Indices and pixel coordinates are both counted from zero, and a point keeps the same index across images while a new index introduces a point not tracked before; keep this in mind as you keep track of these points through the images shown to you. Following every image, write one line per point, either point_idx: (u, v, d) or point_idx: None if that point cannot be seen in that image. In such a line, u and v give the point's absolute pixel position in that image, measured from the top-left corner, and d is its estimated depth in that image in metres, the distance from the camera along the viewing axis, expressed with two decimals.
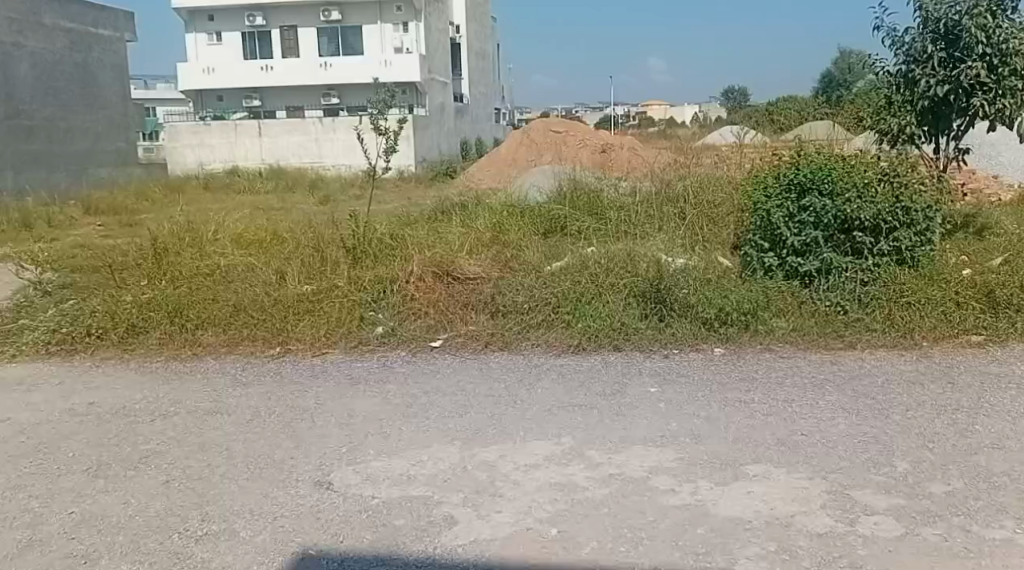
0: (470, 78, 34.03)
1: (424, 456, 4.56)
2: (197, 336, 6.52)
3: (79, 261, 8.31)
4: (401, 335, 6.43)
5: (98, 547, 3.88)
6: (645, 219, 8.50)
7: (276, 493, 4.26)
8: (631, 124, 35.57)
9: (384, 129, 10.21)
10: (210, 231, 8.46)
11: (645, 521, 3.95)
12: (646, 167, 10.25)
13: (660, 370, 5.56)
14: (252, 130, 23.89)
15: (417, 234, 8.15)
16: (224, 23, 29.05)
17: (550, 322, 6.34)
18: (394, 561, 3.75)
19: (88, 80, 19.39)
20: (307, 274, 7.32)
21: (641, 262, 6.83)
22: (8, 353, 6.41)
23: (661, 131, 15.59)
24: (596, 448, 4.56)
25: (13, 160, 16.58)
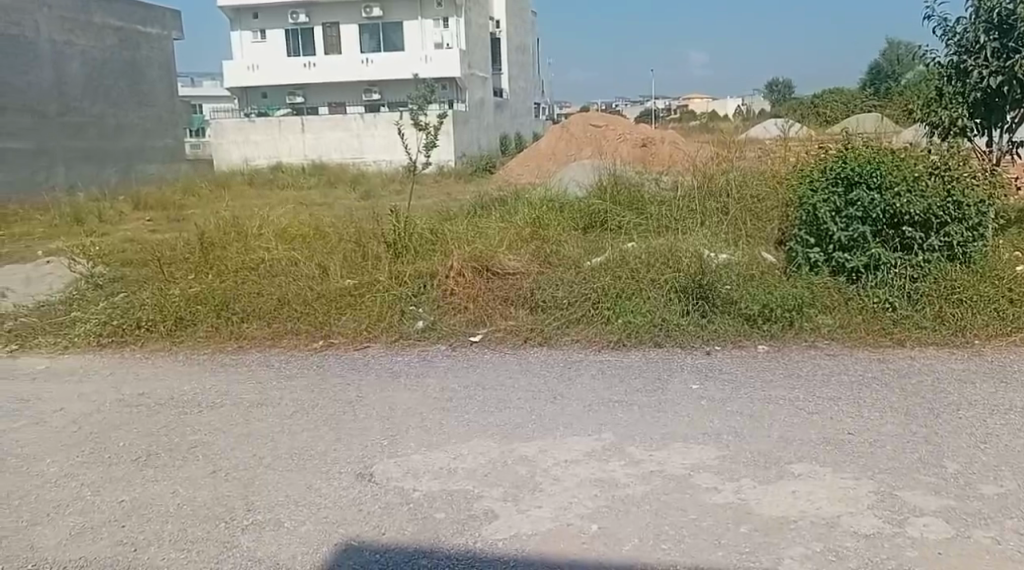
0: (510, 73, 34.00)
1: (464, 450, 4.56)
2: (242, 329, 6.61)
3: (128, 256, 8.47)
4: (442, 329, 6.45)
5: (147, 536, 3.94)
6: (686, 214, 8.42)
7: (320, 485, 4.29)
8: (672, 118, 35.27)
9: (424, 124, 10.24)
10: (255, 226, 8.55)
11: (688, 519, 3.91)
12: (687, 162, 10.14)
13: (702, 367, 5.50)
14: (295, 126, 24.15)
15: (456, 229, 8.15)
16: (268, 21, 29.43)
17: (590, 317, 6.30)
18: (435, 554, 3.76)
19: (137, 77, 19.75)
20: (349, 270, 7.38)
21: (683, 257, 6.75)
22: (62, 343, 6.55)
23: (703, 125, 15.43)
24: (637, 445, 4.53)
25: (64, 156, 16.95)
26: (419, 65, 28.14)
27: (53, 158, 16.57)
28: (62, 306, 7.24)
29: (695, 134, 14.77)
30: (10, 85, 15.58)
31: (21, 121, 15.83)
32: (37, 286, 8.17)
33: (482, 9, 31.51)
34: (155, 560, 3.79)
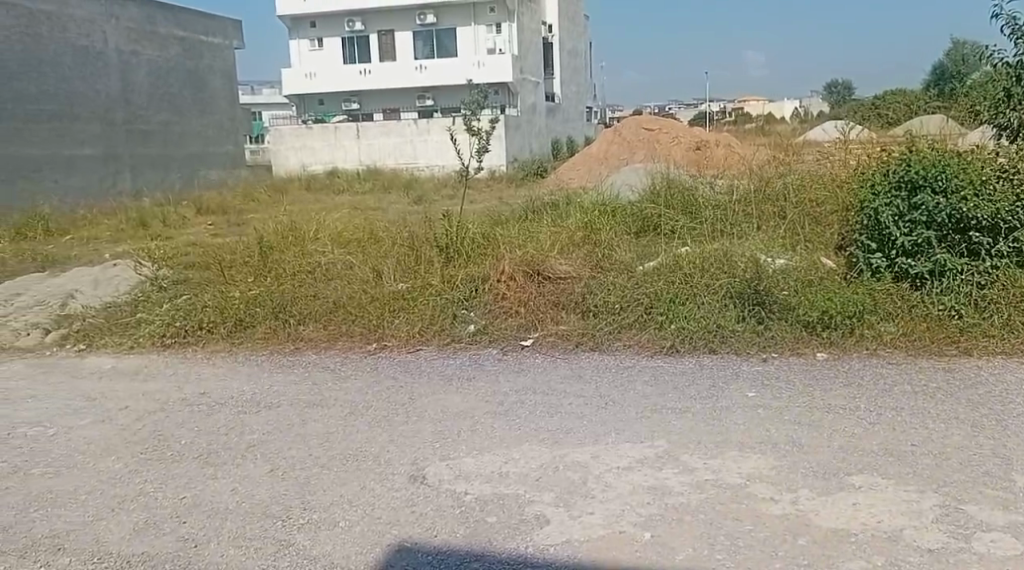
0: (562, 78, 33.97)
1: (515, 453, 4.54)
2: (298, 331, 6.69)
3: (191, 261, 8.66)
4: (493, 333, 6.43)
5: (207, 532, 4.00)
6: (741, 220, 8.30)
7: (373, 486, 4.31)
8: (727, 121, 34.89)
9: (477, 129, 10.26)
10: (311, 230, 8.67)
11: (744, 529, 3.84)
12: (742, 165, 10.00)
13: (758, 374, 5.40)
14: (350, 131, 24.45)
15: (508, 233, 8.14)
16: (325, 29, 29.95)
17: (643, 322, 6.24)
18: (487, 558, 3.75)
19: (201, 84, 20.17)
20: (402, 273, 7.43)
21: (738, 262, 6.64)
22: (127, 343, 6.70)
23: (759, 128, 15.21)
24: (691, 453, 4.45)
25: (130, 162, 17.40)
26: (472, 70, 28.07)
27: (119, 163, 17.02)
28: (128, 307, 7.41)
29: (750, 137, 14.58)
30: (79, 93, 16.06)
31: (90, 128, 16.30)
32: (104, 287, 8.38)
33: (535, 13, 31.55)
34: (214, 556, 3.84)
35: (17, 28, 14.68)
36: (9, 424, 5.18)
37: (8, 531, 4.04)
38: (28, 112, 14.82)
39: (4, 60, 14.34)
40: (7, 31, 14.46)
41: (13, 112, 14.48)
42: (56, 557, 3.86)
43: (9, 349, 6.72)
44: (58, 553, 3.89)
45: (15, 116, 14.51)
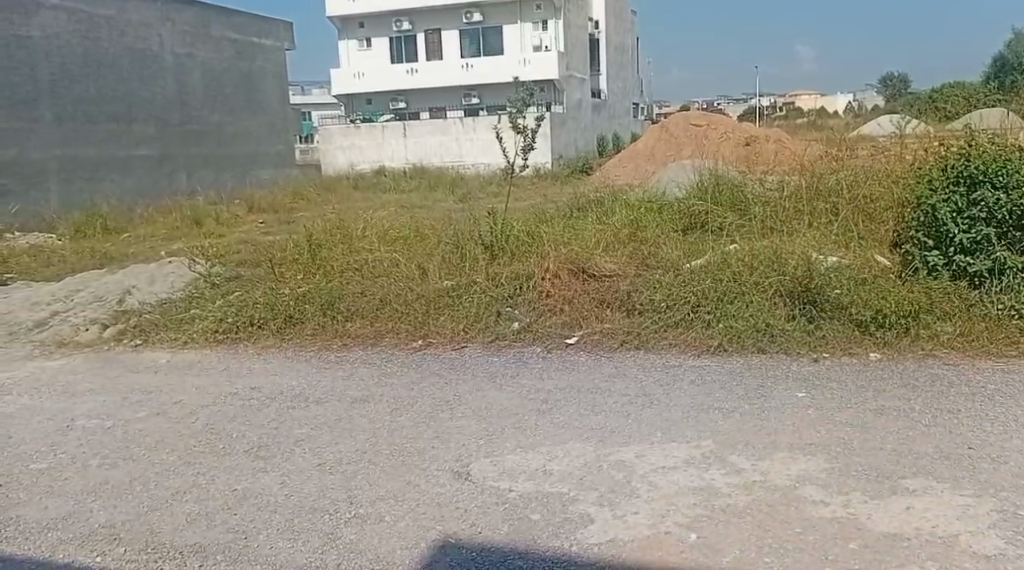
0: (608, 74, 33.78)
1: (559, 451, 4.52)
2: (346, 328, 6.76)
3: (244, 259, 8.82)
4: (538, 331, 6.42)
5: (256, 524, 4.05)
6: (792, 217, 8.17)
7: (418, 481, 4.32)
8: (778, 116, 34.43)
9: (523, 126, 10.26)
10: (359, 228, 8.73)
11: (792, 532, 3.78)
12: (793, 161, 9.83)
13: (808, 375, 5.30)
14: (397, 130, 24.63)
15: (553, 230, 8.12)
16: (374, 30, 30.29)
17: (689, 321, 6.15)
18: (531, 555, 3.75)
19: (255, 85, 20.46)
20: (448, 271, 7.46)
21: (789, 259, 6.52)
22: (181, 338, 6.81)
23: (812, 123, 14.93)
24: (738, 454, 4.39)
25: (185, 161, 17.73)
26: (518, 68, 27.97)
27: (174, 164, 17.37)
28: (182, 304, 7.53)
29: (801, 133, 14.32)
30: (136, 94, 16.41)
31: (146, 129, 16.65)
32: (160, 283, 8.54)
33: (582, 10, 31.41)
34: (263, 549, 3.88)
35: (77, 32, 15.06)
36: (68, 417, 5.30)
37: (67, 520, 4.13)
38: (87, 114, 15.20)
39: (64, 64, 14.72)
40: (67, 35, 14.83)
41: (72, 114, 14.86)
42: (111, 547, 3.93)
43: (69, 344, 6.87)
44: (114, 543, 3.96)
45: (74, 118, 14.89)
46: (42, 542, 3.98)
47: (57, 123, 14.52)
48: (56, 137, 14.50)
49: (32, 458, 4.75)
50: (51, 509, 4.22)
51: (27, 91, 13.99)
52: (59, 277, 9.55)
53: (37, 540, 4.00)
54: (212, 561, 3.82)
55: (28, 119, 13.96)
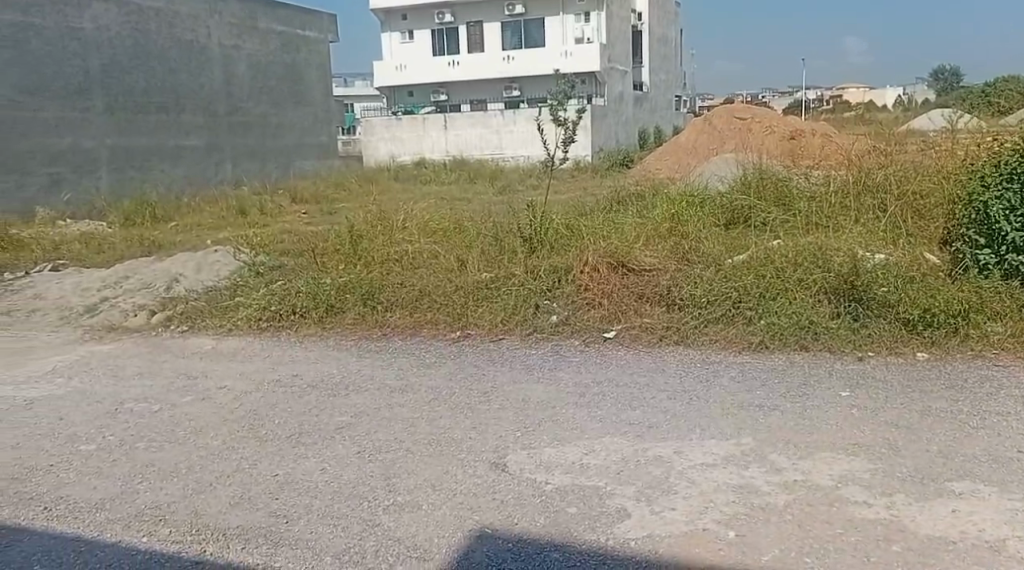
0: (651, 66, 33.51)
1: (596, 445, 4.51)
2: (386, 318, 6.81)
3: (286, 250, 8.94)
4: (577, 324, 6.40)
5: (297, 509, 4.10)
6: (838, 212, 8.05)
7: (455, 471, 4.34)
8: (824, 110, 33.89)
9: (564, 119, 10.25)
10: (399, 219, 8.78)
11: (833, 532, 3.73)
12: (840, 155, 9.69)
13: (852, 374, 5.22)
14: (438, 122, 24.71)
15: (593, 224, 8.10)
16: (416, 22, 30.51)
17: (731, 317, 6.09)
18: (568, 548, 3.75)
19: (299, 77, 20.66)
20: (487, 263, 7.48)
21: (834, 256, 6.42)
22: (226, 326, 6.91)
23: (860, 117, 14.65)
24: (779, 452, 4.34)
25: (230, 151, 17.97)
26: (560, 61, 27.85)
27: (220, 154, 17.62)
28: (227, 292, 7.65)
29: (849, 127, 14.07)
30: (184, 86, 16.65)
31: (193, 119, 16.90)
32: (206, 271, 8.67)
33: (625, 2, 31.18)
34: (303, 533, 3.93)
35: (127, 24, 15.31)
36: (117, 400, 5.41)
37: (115, 500, 4.22)
38: (136, 105, 15.47)
39: (114, 55, 14.98)
40: (118, 27, 15.08)
41: (122, 105, 15.13)
42: (157, 528, 4.00)
43: (118, 329, 7.02)
44: (160, 523, 4.03)
45: (124, 108, 15.16)
46: (91, 521, 4.06)
47: (107, 113, 14.80)
48: (107, 127, 14.78)
49: (82, 439, 4.86)
50: (99, 490, 4.32)
51: (80, 81, 14.28)
52: (108, 263, 9.74)
53: (85, 519, 4.08)
54: (254, 544, 3.87)
55: (80, 110, 14.25)
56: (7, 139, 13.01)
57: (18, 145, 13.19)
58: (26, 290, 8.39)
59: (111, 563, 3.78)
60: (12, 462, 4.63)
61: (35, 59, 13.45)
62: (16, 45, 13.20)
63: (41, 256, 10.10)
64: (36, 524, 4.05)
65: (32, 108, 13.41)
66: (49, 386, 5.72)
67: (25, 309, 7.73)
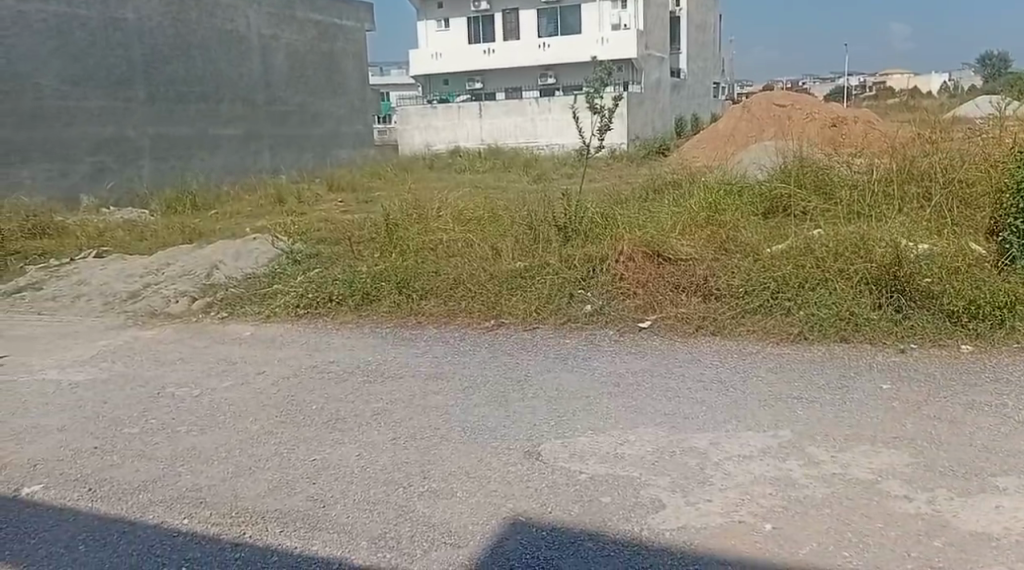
0: (689, 53, 33.17)
1: (631, 436, 4.49)
2: (420, 306, 6.83)
3: (323, 238, 9.02)
4: (611, 314, 6.36)
5: (334, 493, 4.14)
6: (880, 200, 7.92)
7: (489, 459, 4.36)
8: (865, 96, 33.34)
9: (598, 106, 10.19)
10: (434, 208, 8.80)
11: (875, 527, 3.68)
12: (883, 143, 9.53)
13: (893, 366, 5.13)
14: (473, 111, 24.73)
15: (628, 214, 8.06)
16: (453, 10, 30.78)
17: (769, 307, 6.03)
18: (601, 538, 3.74)
19: (337, 66, 20.76)
20: (521, 252, 7.48)
21: (876, 245, 6.31)
22: (264, 313, 6.97)
23: (903, 103, 14.36)
24: (818, 445, 4.29)
25: (269, 140, 18.13)
26: (596, 48, 27.61)
27: (259, 143, 17.80)
28: (266, 279, 7.74)
29: (893, 113, 13.79)
30: (223, 74, 16.82)
31: (232, 108, 17.07)
32: (245, 258, 8.77)
33: None
34: (340, 517, 3.97)
35: (168, 14, 15.47)
36: (160, 384, 5.51)
37: (157, 483, 4.29)
38: (178, 95, 15.66)
39: (156, 46, 15.16)
40: (160, 17, 15.26)
41: (164, 94, 15.34)
42: (197, 510, 4.07)
43: (160, 315, 7.13)
44: (200, 506, 4.09)
45: (165, 98, 15.36)
46: (135, 503, 4.13)
47: (149, 102, 15.01)
48: (148, 116, 14.99)
49: (126, 422, 4.95)
50: (142, 472, 4.39)
51: (123, 72, 14.48)
52: (151, 251, 9.90)
53: (128, 501, 4.16)
54: (292, 527, 3.92)
55: (123, 99, 14.46)
56: (53, 128, 13.25)
57: (64, 134, 13.44)
58: (72, 276, 8.57)
59: (154, 543, 3.84)
60: (57, 443, 4.72)
61: (79, 49, 13.66)
62: (61, 35, 13.41)
63: (85, 242, 10.30)
64: (82, 505, 4.14)
65: (77, 98, 13.64)
66: (93, 370, 5.83)
67: (71, 294, 7.89)
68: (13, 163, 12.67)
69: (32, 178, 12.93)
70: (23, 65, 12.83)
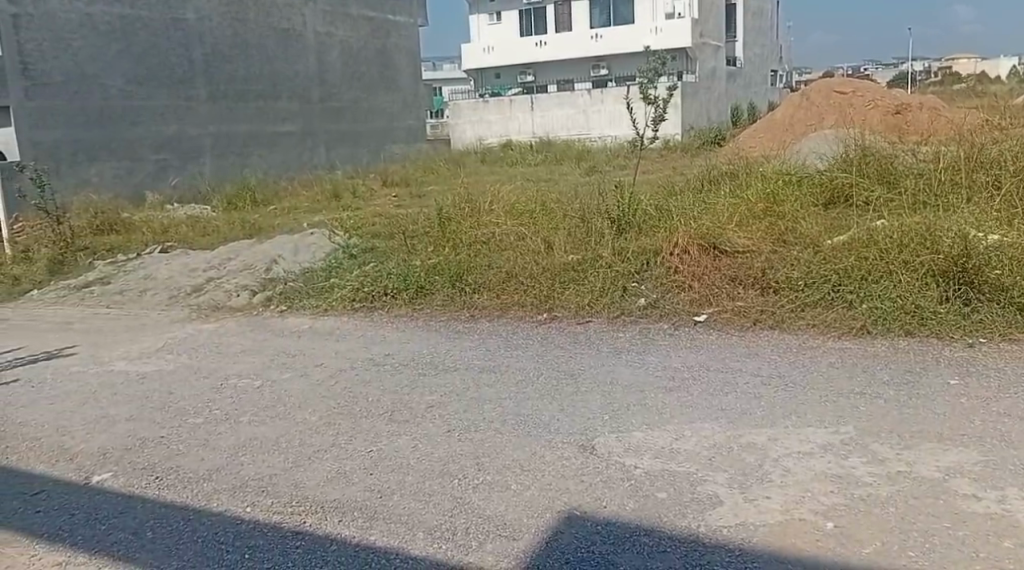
0: (746, 41, 32.64)
1: (687, 431, 4.44)
2: (474, 300, 6.83)
3: (378, 232, 9.15)
4: (666, 307, 6.31)
5: (391, 484, 4.18)
6: (947, 190, 7.68)
7: (542, 452, 4.35)
8: (930, 82, 32.44)
9: (652, 96, 10.08)
10: (487, 201, 8.81)
11: (942, 526, 3.59)
12: (949, 131, 9.24)
13: (961, 361, 4.99)
14: (526, 104, 24.71)
15: (683, 206, 7.99)
16: (505, 4, 31.03)
17: (830, 301, 5.91)
18: (657, 533, 3.71)
19: (392, 61, 20.89)
20: (574, 245, 7.45)
21: (943, 235, 6.11)
22: (322, 306, 7.08)
23: (971, 89, 13.90)
24: (882, 442, 4.18)
25: (325, 135, 18.36)
26: (650, 38, 27.31)
27: (315, 139, 18.05)
28: (323, 272, 7.84)
29: (960, 98, 13.35)
30: (280, 72, 17.07)
31: (289, 104, 17.33)
32: (303, 252, 8.91)
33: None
34: (396, 507, 4.00)
35: (228, 14, 15.71)
36: (222, 375, 5.63)
37: (221, 472, 4.38)
38: (237, 93, 15.95)
39: (216, 45, 15.44)
40: (220, 17, 15.52)
41: (224, 93, 15.63)
42: (259, 499, 4.14)
43: (223, 308, 7.27)
44: (262, 495, 4.16)
45: (225, 96, 15.66)
46: (199, 492, 4.22)
47: (210, 100, 15.32)
48: (209, 114, 15.31)
49: (191, 412, 5.06)
50: (205, 461, 4.49)
51: (184, 71, 14.80)
52: (213, 245, 10.13)
53: (193, 489, 4.25)
54: (350, 517, 3.96)
55: (185, 98, 14.78)
56: (119, 127, 13.61)
57: (128, 133, 13.79)
58: (138, 270, 8.80)
59: (218, 531, 3.92)
60: (126, 433, 4.85)
61: (143, 50, 13.98)
62: (125, 36, 13.72)
63: (150, 238, 10.56)
64: (149, 492, 4.25)
65: (141, 98, 13.98)
66: (158, 362, 5.97)
67: (137, 288, 8.11)
68: (81, 162, 13.05)
69: (99, 177, 13.32)
70: (90, 66, 13.17)
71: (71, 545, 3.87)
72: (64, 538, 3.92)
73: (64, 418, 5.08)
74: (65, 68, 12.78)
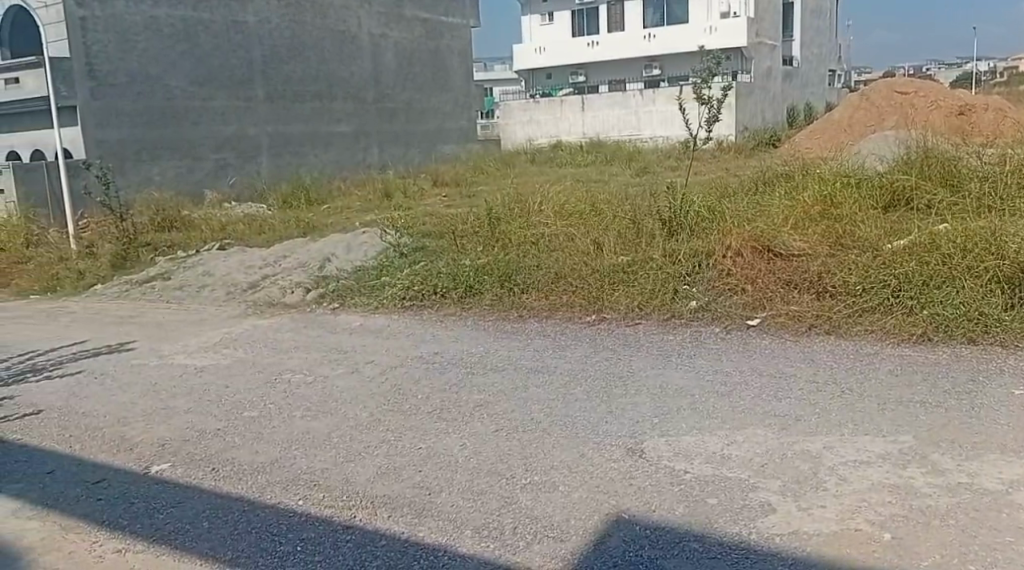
0: (803, 40, 32.08)
1: (739, 437, 4.39)
2: (523, 300, 6.84)
3: (428, 231, 9.22)
4: (717, 310, 6.24)
5: (440, 482, 4.21)
6: (1013, 193, 7.47)
7: (592, 455, 4.34)
8: (998, 82, 31.47)
9: (706, 97, 9.98)
10: (537, 202, 8.83)
11: (1005, 540, 3.49)
12: (1016, 133, 8.99)
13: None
14: (577, 104, 24.65)
15: (736, 207, 7.90)
16: (558, 4, 31.01)
17: (889, 306, 5.79)
18: (707, 539, 3.67)
19: (445, 62, 21.01)
20: (623, 246, 7.43)
21: (1010, 240, 5.94)
22: (372, 305, 7.15)
23: None
24: (944, 453, 4.08)
25: (378, 135, 18.55)
26: (704, 37, 27.02)
27: (369, 138, 18.24)
28: (374, 271, 7.92)
29: None
30: (335, 72, 17.30)
31: (344, 104, 17.55)
32: (355, 250, 9.03)
33: None
34: (445, 505, 4.03)
35: (286, 16, 15.97)
36: (276, 371, 5.72)
37: (275, 465, 4.46)
38: (294, 94, 16.21)
39: (275, 47, 15.71)
40: (279, 19, 15.78)
41: (281, 93, 15.91)
42: (312, 492, 4.20)
43: (277, 305, 7.40)
44: (314, 489, 4.22)
45: (282, 96, 15.93)
46: (254, 484, 4.30)
47: (267, 100, 15.60)
48: (266, 113, 15.59)
49: (247, 406, 5.15)
50: (260, 454, 4.57)
51: (244, 72, 15.08)
52: (268, 243, 10.30)
53: (247, 481, 4.33)
54: (399, 513, 4.00)
55: (244, 98, 15.08)
56: (179, 127, 13.95)
57: (189, 132, 14.13)
58: (197, 267, 9.00)
59: (271, 523, 3.98)
60: (185, 424, 4.96)
61: (204, 52, 14.29)
62: (188, 38, 14.04)
63: (208, 235, 10.79)
64: (205, 483, 4.34)
65: (202, 98, 14.31)
66: (216, 356, 6.10)
67: (197, 284, 8.29)
68: (143, 161, 13.42)
69: (160, 175, 13.69)
70: (154, 67, 13.50)
71: (131, 532, 3.97)
72: (124, 525, 4.03)
73: (125, 409, 5.22)
74: (131, 69, 13.12)
